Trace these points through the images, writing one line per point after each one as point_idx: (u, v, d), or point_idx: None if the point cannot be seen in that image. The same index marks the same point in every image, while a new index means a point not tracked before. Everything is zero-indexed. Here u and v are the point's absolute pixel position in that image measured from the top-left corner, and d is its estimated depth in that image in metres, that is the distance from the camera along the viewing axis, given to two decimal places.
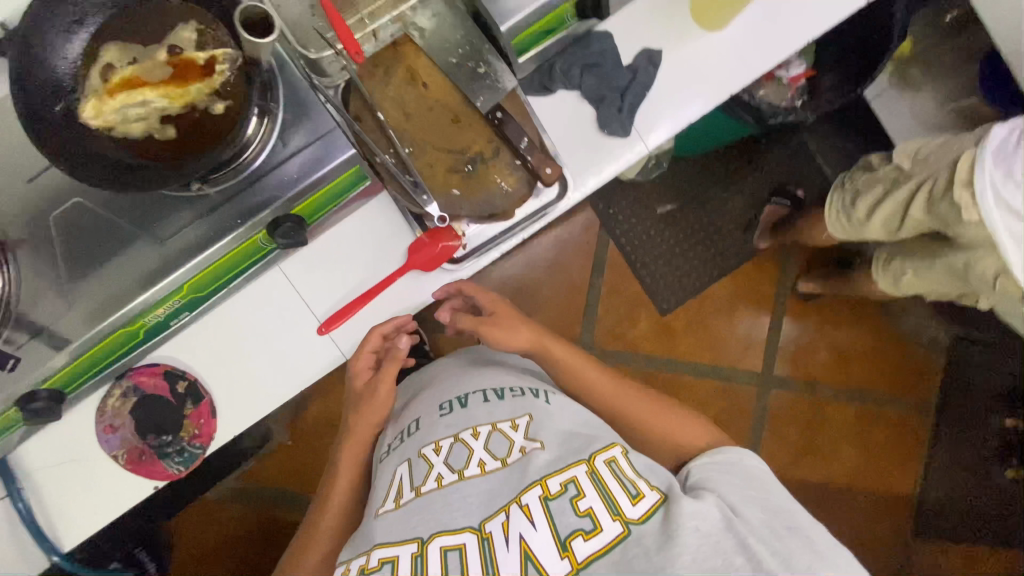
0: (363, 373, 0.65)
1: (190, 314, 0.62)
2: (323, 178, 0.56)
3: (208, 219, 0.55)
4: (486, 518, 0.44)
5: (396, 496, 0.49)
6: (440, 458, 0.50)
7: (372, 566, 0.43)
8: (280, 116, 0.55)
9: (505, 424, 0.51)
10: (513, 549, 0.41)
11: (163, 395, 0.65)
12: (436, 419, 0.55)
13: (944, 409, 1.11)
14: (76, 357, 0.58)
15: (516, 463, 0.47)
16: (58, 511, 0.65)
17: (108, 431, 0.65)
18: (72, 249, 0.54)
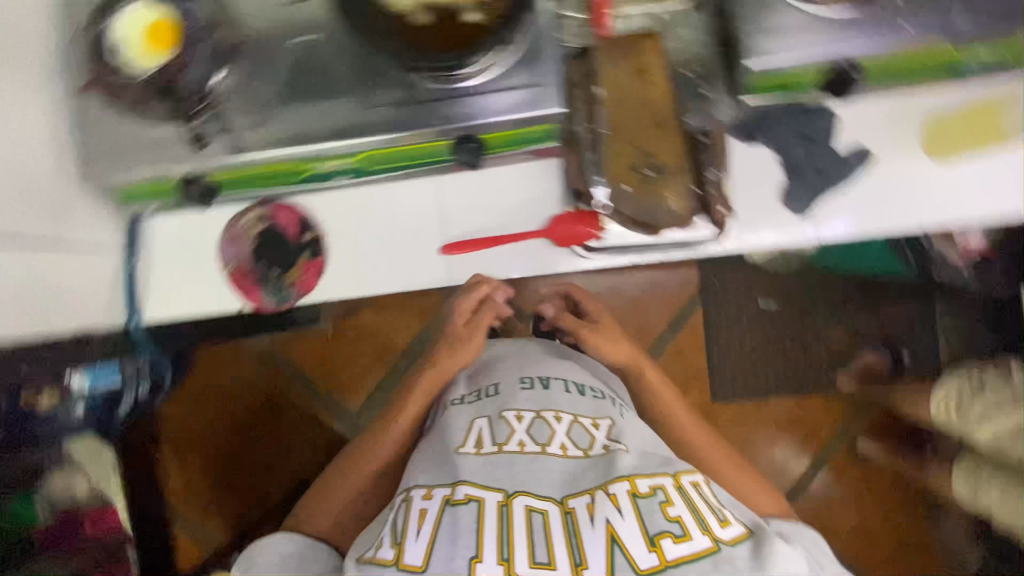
0: (455, 317, 0.70)
1: (350, 178, 0.68)
2: (525, 119, 0.59)
3: (411, 107, 0.60)
4: (570, 495, 0.52)
5: (478, 445, 0.56)
6: (522, 428, 0.57)
7: (460, 498, 0.51)
8: (516, 53, 0.59)
9: (587, 421, 0.59)
10: (597, 526, 0.48)
11: (287, 233, 0.69)
12: (516, 390, 0.61)
13: None
14: (247, 167, 0.63)
15: (599, 457, 0.55)
16: (156, 288, 0.71)
17: (230, 242, 0.70)
18: (296, 80, 0.61)
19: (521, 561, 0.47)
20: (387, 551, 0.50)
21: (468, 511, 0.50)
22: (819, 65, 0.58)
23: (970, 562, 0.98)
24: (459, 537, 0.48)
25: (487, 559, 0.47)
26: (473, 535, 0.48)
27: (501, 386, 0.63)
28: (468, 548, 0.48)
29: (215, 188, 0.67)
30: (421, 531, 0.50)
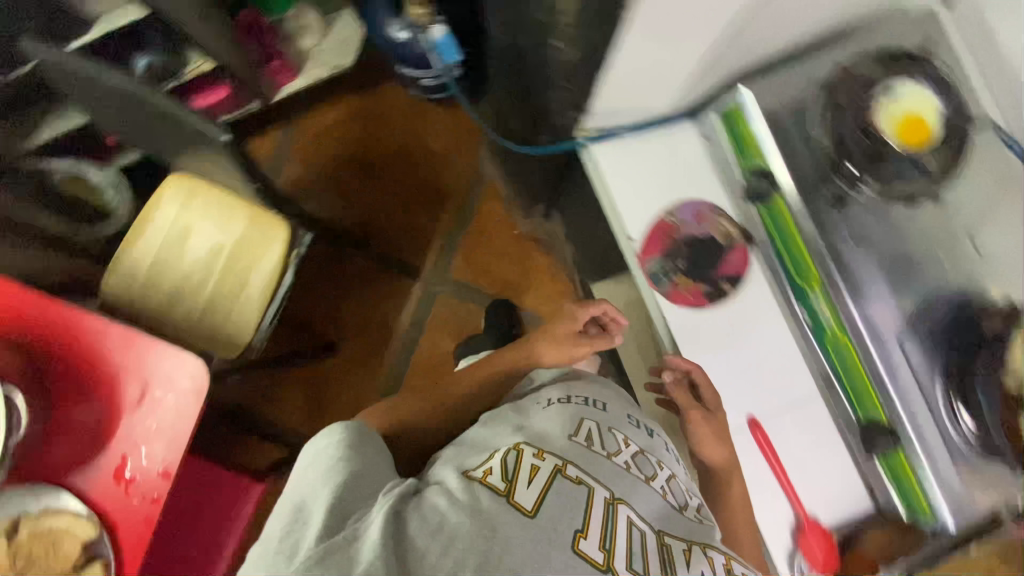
0: (568, 327, 0.85)
1: (811, 326, 0.82)
2: (942, 488, 0.74)
3: (920, 382, 0.76)
4: (665, 534, 0.63)
5: (595, 444, 0.67)
6: (629, 451, 0.69)
7: (574, 477, 0.61)
8: (989, 464, 0.74)
9: (682, 480, 0.72)
10: (687, 573, 0.60)
11: (719, 263, 0.84)
12: (622, 421, 0.74)
13: None
14: (801, 237, 0.82)
15: (692, 518, 0.68)
16: (627, 153, 0.83)
17: (701, 215, 0.84)
18: (899, 269, 0.78)
19: (620, 563, 0.55)
20: (496, 481, 0.58)
21: (578, 490, 0.60)
22: None
23: None
24: (572, 510, 0.57)
25: (591, 539, 0.55)
26: (583, 514, 0.57)
27: (609, 407, 0.76)
28: (577, 522, 0.56)
29: (766, 204, 0.84)
30: (534, 482, 0.59)
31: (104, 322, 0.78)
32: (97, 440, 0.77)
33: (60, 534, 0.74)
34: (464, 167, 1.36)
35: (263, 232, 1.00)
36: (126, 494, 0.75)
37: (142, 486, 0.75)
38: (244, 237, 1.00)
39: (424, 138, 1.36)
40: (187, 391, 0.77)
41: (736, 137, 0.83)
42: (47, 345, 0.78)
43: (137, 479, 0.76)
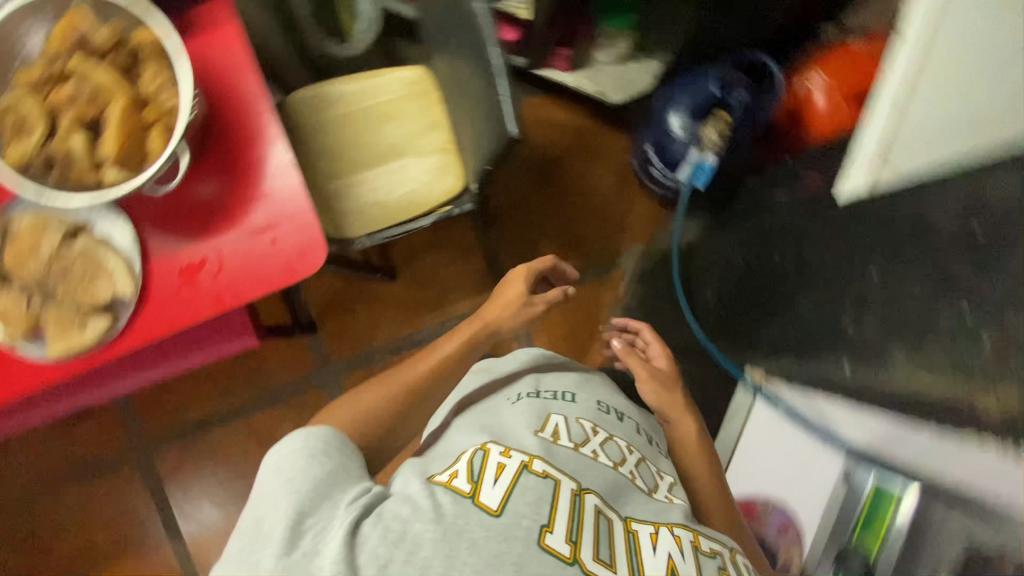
0: (512, 292, 0.86)
1: None
2: None
3: None
4: (634, 520, 0.60)
5: (559, 435, 0.66)
6: (597, 441, 0.68)
7: (538, 469, 0.58)
8: None
9: (651, 464, 0.72)
10: (658, 555, 0.56)
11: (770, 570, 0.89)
12: (592, 406, 0.75)
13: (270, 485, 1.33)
14: None
15: (662, 500, 0.66)
16: (765, 431, 0.98)
17: (783, 526, 0.90)
18: None
19: (586, 552, 0.52)
20: (461, 484, 0.56)
21: (543, 481, 0.57)
22: None
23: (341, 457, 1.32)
24: (538, 502, 0.54)
25: (557, 532, 0.53)
26: (546, 506, 0.55)
27: (579, 397, 0.76)
28: (542, 516, 0.53)
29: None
30: (499, 480, 0.56)
31: (283, 152, 0.77)
32: (195, 232, 0.76)
33: (104, 271, 0.73)
34: (616, 246, 1.32)
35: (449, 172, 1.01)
36: (180, 293, 0.75)
37: (196, 297, 0.74)
38: (431, 164, 1.01)
39: (591, 153, 1.35)
40: (291, 265, 0.76)
41: (871, 517, 0.76)
42: (225, 131, 0.77)
43: (198, 289, 0.75)
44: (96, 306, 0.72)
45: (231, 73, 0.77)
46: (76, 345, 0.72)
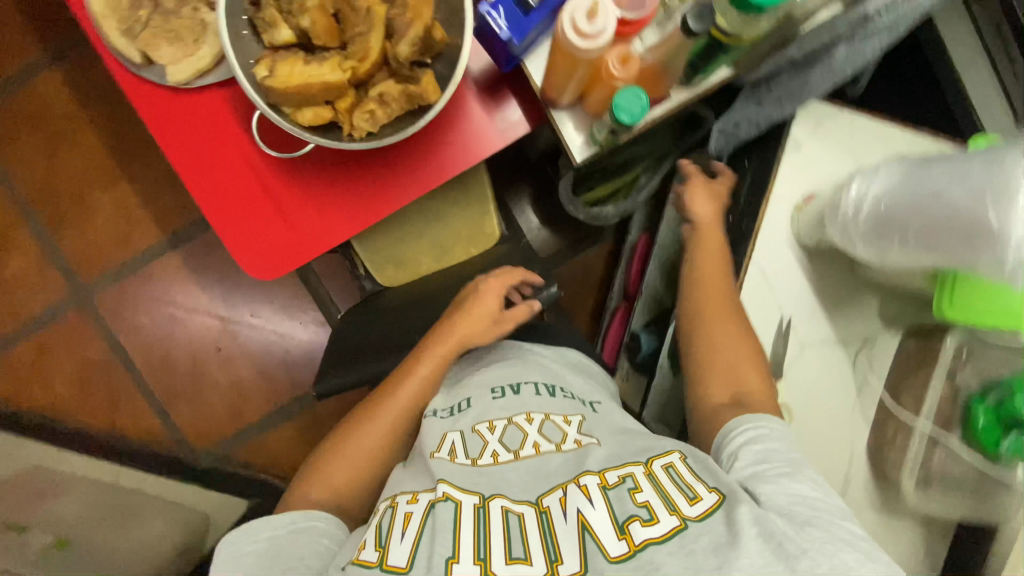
0: (495, 300, 0.72)
1: None
2: None
3: None
4: (545, 496, 0.52)
5: (455, 454, 0.57)
6: (496, 437, 0.59)
7: (440, 496, 0.52)
8: None
9: (558, 418, 0.61)
10: (570, 521, 0.49)
11: None
12: (490, 401, 0.64)
13: (125, 171, 1.26)
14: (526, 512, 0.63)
15: (573, 453, 0.56)
16: None
17: None
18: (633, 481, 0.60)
19: (498, 560, 0.47)
20: (365, 558, 0.50)
21: (447, 509, 0.51)
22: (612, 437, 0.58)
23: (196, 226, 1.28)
24: (437, 538, 0.49)
25: (465, 559, 0.47)
26: (450, 535, 0.49)
27: (471, 398, 0.65)
28: (447, 549, 0.48)
29: None
30: (407, 534, 0.50)
31: (377, 212, 0.71)
32: (267, 138, 0.68)
33: (185, 43, 0.64)
34: None
35: (404, 274, 0.96)
36: (202, 135, 0.67)
37: (200, 153, 0.68)
38: (396, 251, 0.95)
39: None
40: (256, 250, 0.70)
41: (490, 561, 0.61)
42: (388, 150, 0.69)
43: (211, 154, 0.68)
44: (144, 49, 0.64)
45: (450, 143, 0.70)
46: (102, 24, 0.63)
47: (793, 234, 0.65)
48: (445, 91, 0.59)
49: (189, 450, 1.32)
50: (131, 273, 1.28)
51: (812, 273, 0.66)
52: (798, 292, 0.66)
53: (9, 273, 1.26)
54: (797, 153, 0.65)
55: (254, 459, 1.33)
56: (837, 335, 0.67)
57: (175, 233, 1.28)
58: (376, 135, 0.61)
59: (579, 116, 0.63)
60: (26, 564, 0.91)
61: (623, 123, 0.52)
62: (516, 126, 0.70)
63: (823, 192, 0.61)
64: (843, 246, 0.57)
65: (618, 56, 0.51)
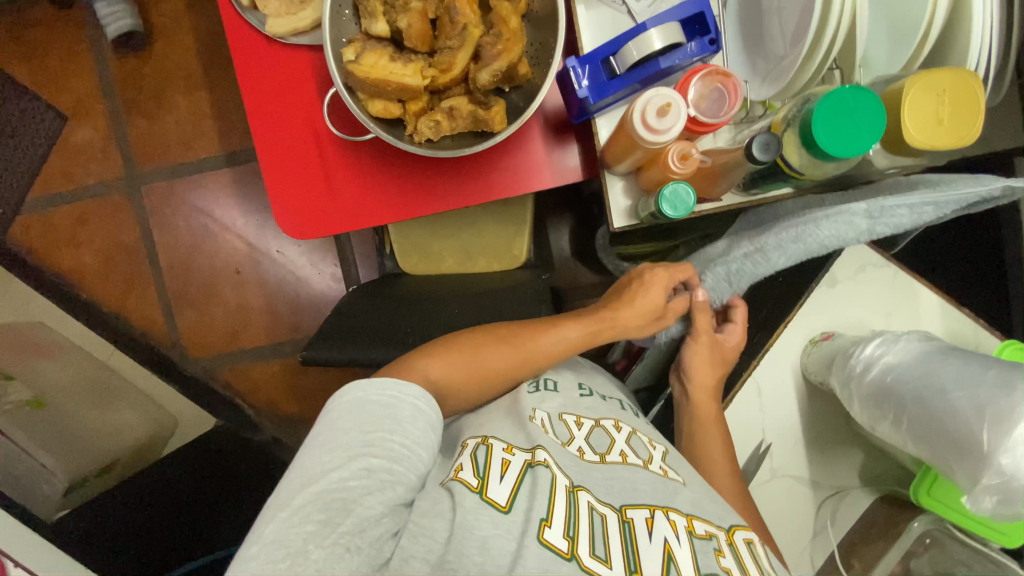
0: (659, 296, 0.68)
1: None
2: None
3: None
4: (629, 508, 0.53)
5: (545, 428, 0.60)
6: (582, 434, 0.61)
7: (540, 460, 0.54)
8: None
9: (643, 439, 0.63)
10: (653, 543, 0.50)
11: None
12: (575, 395, 0.67)
13: (208, 82, 1.31)
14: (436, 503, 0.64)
15: (659, 479, 0.57)
16: None
17: None
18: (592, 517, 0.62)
19: (584, 547, 0.48)
20: (466, 476, 0.53)
21: (544, 476, 0.52)
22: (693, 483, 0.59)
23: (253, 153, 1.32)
24: (538, 497, 0.50)
25: (557, 526, 0.48)
26: (546, 498, 0.50)
27: (569, 386, 0.69)
28: (544, 511, 0.49)
29: None
30: (506, 478, 0.53)
31: (412, 210, 0.73)
32: (339, 107, 0.70)
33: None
34: None
35: (426, 267, 0.99)
36: (280, 86, 0.70)
37: (273, 102, 0.70)
38: (425, 243, 0.99)
39: None
40: (292, 206, 0.72)
41: None
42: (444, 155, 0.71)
43: (282, 105, 0.71)
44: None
45: (502, 169, 0.71)
46: None
47: (798, 365, 0.64)
48: (510, 125, 0.60)
49: (180, 354, 1.38)
50: (183, 175, 1.33)
51: (807, 408, 0.65)
52: (785, 422, 0.65)
53: (75, 140, 1.32)
54: (830, 288, 0.64)
55: (235, 382, 1.38)
56: (811, 475, 0.66)
57: (235, 152, 1.33)
58: (434, 144, 0.62)
59: (629, 185, 0.63)
60: (4, 415, 0.95)
61: (665, 214, 0.52)
62: (570, 173, 0.71)
63: (841, 336, 0.60)
64: (840, 398, 0.57)
65: (679, 153, 0.51)
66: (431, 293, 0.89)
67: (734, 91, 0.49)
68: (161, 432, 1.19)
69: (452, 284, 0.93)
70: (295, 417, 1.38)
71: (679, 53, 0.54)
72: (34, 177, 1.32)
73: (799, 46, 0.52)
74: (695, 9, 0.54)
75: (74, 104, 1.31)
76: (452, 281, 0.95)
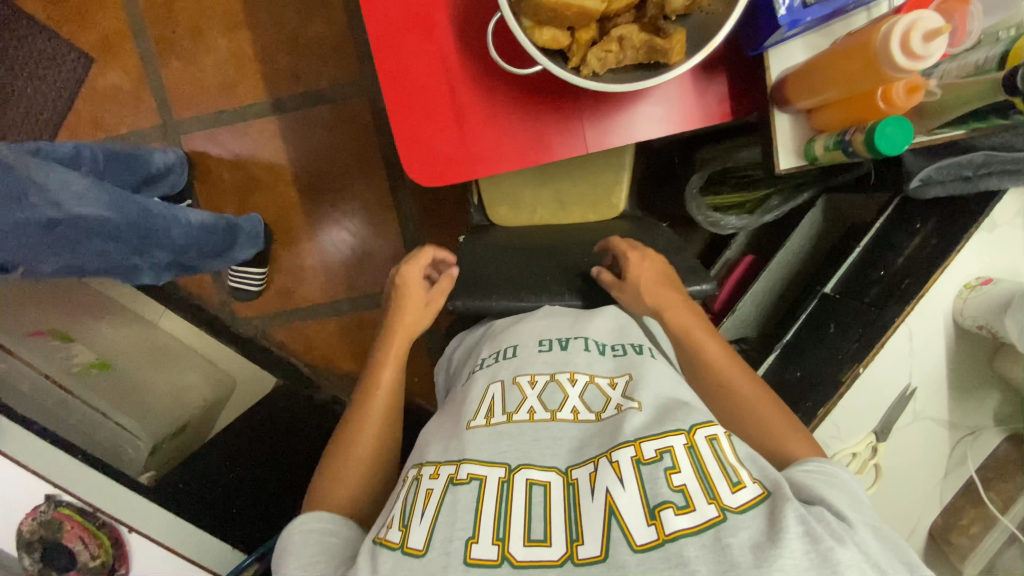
0: (418, 291, 0.77)
1: None
2: None
3: None
4: (575, 468, 0.56)
5: (492, 414, 0.61)
6: (534, 393, 0.62)
7: (462, 477, 0.55)
8: None
9: (603, 382, 0.64)
10: (597, 499, 0.52)
11: None
12: (534, 354, 0.67)
13: (248, 21, 1.21)
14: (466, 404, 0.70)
15: (611, 419, 0.59)
16: None
17: None
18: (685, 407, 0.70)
19: (517, 542, 0.51)
20: (391, 533, 0.54)
21: (468, 489, 0.54)
22: (638, 405, 0.59)
23: (298, 99, 1.24)
24: (457, 518, 0.53)
25: (483, 540, 0.51)
26: (470, 514, 0.53)
27: (517, 347, 0.69)
28: (468, 528, 0.52)
29: None
30: (426, 513, 0.54)
31: (550, 155, 0.69)
32: (473, 38, 0.65)
33: None
34: None
35: (517, 217, 0.96)
36: (405, 15, 0.64)
37: (400, 33, 0.65)
38: (518, 192, 0.94)
39: None
40: (417, 151, 0.68)
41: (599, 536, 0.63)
42: (580, 94, 0.67)
43: (410, 38, 0.65)
44: None
45: (641, 111, 0.68)
46: None
47: (950, 312, 0.65)
48: (687, 57, 0.55)
49: (230, 314, 1.33)
50: (226, 124, 1.24)
51: (954, 352, 0.66)
52: (931, 368, 0.66)
53: (103, 84, 1.21)
54: (990, 233, 0.64)
55: (289, 342, 1.34)
56: (951, 418, 0.67)
57: (281, 98, 1.24)
58: (597, 78, 0.58)
59: (799, 124, 0.60)
60: (73, 377, 0.90)
61: (881, 155, 0.50)
62: (717, 110, 0.67)
63: (1004, 281, 0.61)
64: (1019, 343, 0.59)
65: (907, 85, 0.50)
66: (536, 246, 0.87)
67: (964, 18, 0.49)
68: (224, 393, 1.16)
69: (550, 237, 0.91)
70: (354, 375, 1.35)
71: None
72: (62, 125, 1.22)
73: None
74: None
75: (101, 44, 1.21)
76: (550, 233, 0.92)
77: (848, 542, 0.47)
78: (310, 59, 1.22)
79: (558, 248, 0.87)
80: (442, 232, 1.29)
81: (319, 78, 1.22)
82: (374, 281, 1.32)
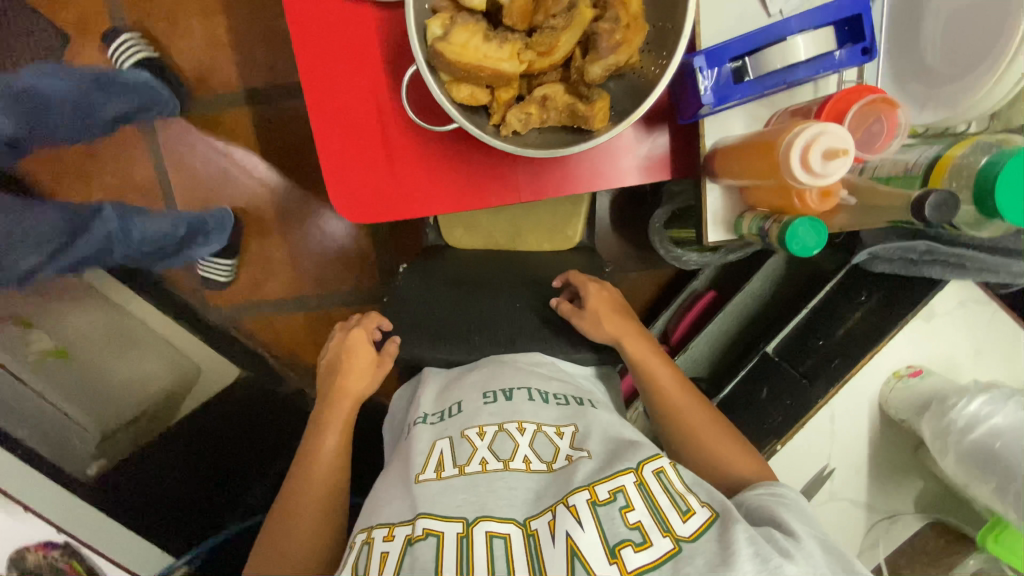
0: (363, 355, 0.76)
1: None
2: None
3: None
4: (533, 518, 0.54)
5: (442, 468, 0.58)
6: (484, 445, 0.59)
7: (418, 534, 0.52)
8: None
9: (550, 430, 0.61)
10: (558, 544, 0.50)
11: None
12: (480, 406, 0.64)
13: (225, 7, 1.18)
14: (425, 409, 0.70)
15: (563, 470, 0.57)
16: None
17: None
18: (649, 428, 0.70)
19: None
20: None
21: (426, 546, 0.51)
22: (592, 455, 0.57)
23: (274, 91, 1.21)
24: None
25: None
26: None
27: (464, 403, 0.65)
28: None
29: None
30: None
31: (485, 199, 0.66)
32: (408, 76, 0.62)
33: None
34: None
35: (471, 240, 0.93)
36: (339, 48, 0.62)
37: (333, 65, 0.62)
38: (471, 215, 0.92)
39: None
40: (346, 187, 0.66)
41: None
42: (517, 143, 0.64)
43: (343, 71, 0.62)
44: None
45: (583, 165, 0.65)
46: None
47: (877, 399, 0.63)
48: (610, 126, 0.52)
49: (200, 300, 1.34)
50: (200, 112, 1.23)
51: (878, 437, 0.64)
52: (854, 451, 0.65)
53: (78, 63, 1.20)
54: (926, 322, 0.62)
55: (257, 332, 1.36)
56: (869, 502, 0.66)
57: (256, 89, 1.21)
58: (519, 137, 0.55)
59: (730, 197, 0.57)
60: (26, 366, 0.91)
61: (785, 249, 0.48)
62: (659, 167, 0.64)
63: (933, 375, 0.60)
64: (930, 447, 0.58)
65: (820, 190, 0.47)
66: (482, 276, 0.86)
67: (892, 120, 0.46)
68: (185, 382, 1.15)
69: (501, 265, 0.89)
70: None
71: (825, 64, 0.47)
72: None
73: (983, 64, 0.48)
74: (851, 9, 0.46)
75: (79, 22, 1.19)
76: (500, 260, 0.90)
77: (798, 558, 0.48)
78: (287, 52, 1.19)
79: (504, 280, 0.85)
80: (412, 235, 1.28)
81: (294, 71, 1.19)
82: (343, 280, 1.32)
